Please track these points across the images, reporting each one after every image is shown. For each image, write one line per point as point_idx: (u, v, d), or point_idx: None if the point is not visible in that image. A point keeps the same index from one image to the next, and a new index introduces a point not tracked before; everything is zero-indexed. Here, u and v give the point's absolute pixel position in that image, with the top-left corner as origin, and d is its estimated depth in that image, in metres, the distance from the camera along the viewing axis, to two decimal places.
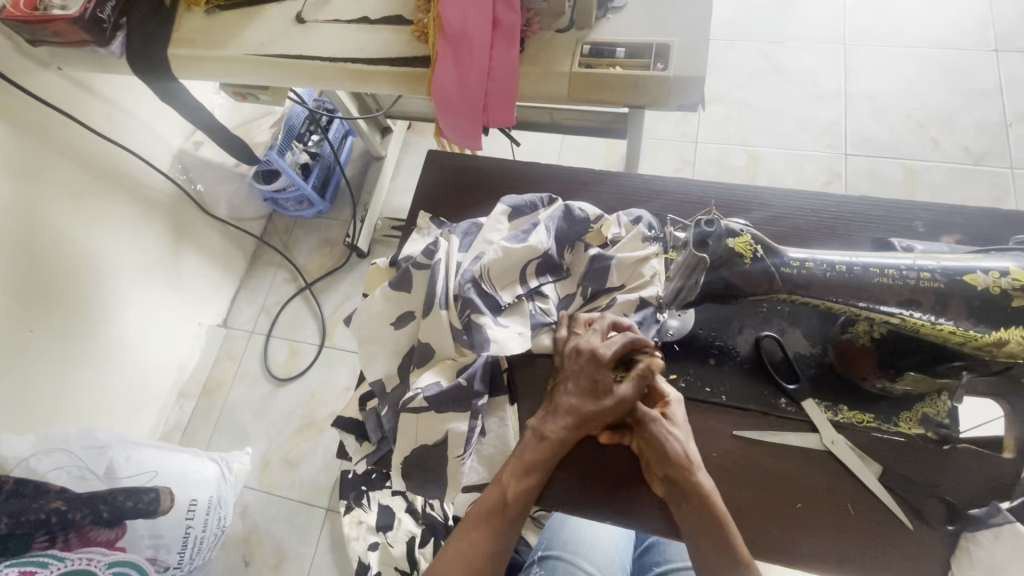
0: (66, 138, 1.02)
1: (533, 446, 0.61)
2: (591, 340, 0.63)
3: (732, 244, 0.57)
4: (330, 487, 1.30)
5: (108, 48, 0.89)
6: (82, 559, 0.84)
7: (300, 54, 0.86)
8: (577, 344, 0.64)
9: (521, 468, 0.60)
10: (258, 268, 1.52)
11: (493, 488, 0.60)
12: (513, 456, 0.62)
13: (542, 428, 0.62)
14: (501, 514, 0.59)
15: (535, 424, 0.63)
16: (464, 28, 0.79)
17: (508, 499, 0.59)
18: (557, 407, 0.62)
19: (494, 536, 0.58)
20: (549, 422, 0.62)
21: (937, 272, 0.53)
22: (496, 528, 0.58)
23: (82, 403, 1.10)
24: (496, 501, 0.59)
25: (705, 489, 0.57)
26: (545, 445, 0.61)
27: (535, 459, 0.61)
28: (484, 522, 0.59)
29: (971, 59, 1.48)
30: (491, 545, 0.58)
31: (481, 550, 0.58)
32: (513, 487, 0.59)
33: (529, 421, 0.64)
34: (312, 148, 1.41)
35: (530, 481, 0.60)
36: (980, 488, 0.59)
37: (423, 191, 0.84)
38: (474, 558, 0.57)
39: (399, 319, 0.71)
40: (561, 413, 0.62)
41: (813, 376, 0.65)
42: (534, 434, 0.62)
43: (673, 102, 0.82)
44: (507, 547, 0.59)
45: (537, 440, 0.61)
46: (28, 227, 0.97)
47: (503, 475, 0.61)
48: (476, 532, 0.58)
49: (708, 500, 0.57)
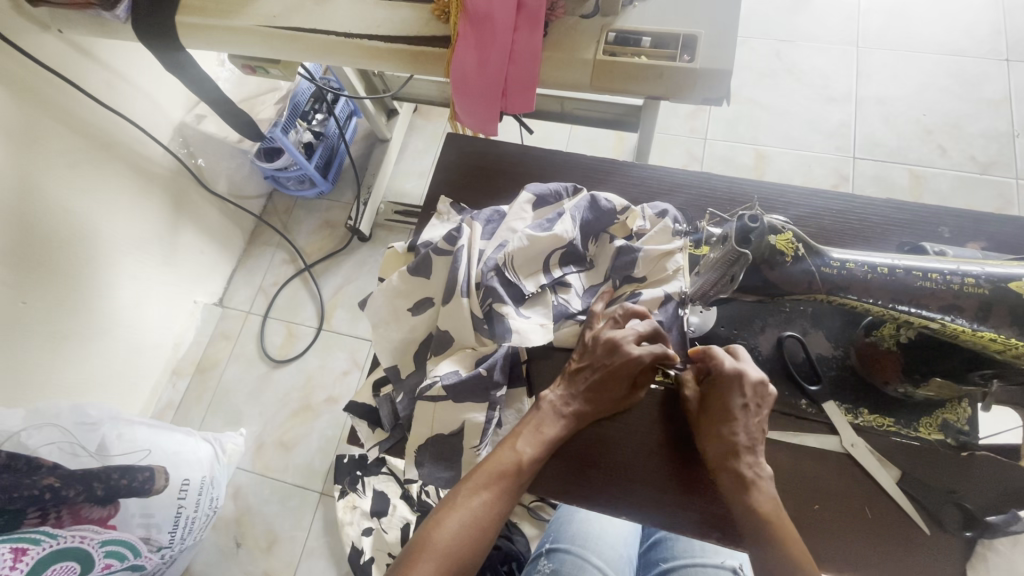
0: (62, 104, 0.98)
1: (551, 421, 0.62)
2: (628, 339, 0.62)
3: (774, 241, 0.55)
4: (324, 472, 1.28)
5: (113, 12, 0.85)
6: (74, 537, 0.83)
7: (313, 27, 0.83)
8: (610, 337, 0.62)
9: (539, 441, 0.60)
10: (256, 248, 1.50)
11: (506, 451, 0.59)
12: (527, 422, 0.62)
13: (562, 407, 0.63)
14: (512, 479, 0.58)
15: (555, 402, 0.63)
16: (488, 8, 0.76)
17: (522, 467, 0.58)
18: (577, 390, 0.63)
19: (497, 501, 0.57)
20: (571, 402, 0.63)
21: (982, 277, 0.53)
22: (503, 492, 0.57)
23: (72, 379, 1.07)
24: (510, 466, 0.58)
25: (727, 485, 0.59)
26: (562, 423, 0.62)
27: (552, 434, 0.61)
28: (493, 484, 0.57)
29: (980, 68, 1.48)
30: (495, 511, 0.57)
31: (485, 512, 0.56)
32: (528, 456, 0.59)
33: (546, 394, 0.64)
34: (316, 127, 1.38)
35: (545, 453, 0.60)
36: (1000, 495, 0.60)
37: (442, 174, 0.82)
38: (476, 520, 0.56)
39: (416, 306, 0.70)
40: (580, 399, 0.63)
41: (834, 377, 0.65)
42: (551, 409, 0.62)
43: (697, 96, 0.80)
44: (505, 516, 0.57)
45: (555, 416, 0.62)
46: (24, 197, 0.93)
47: (519, 441, 0.60)
48: (483, 494, 0.57)
49: (756, 515, 0.56)
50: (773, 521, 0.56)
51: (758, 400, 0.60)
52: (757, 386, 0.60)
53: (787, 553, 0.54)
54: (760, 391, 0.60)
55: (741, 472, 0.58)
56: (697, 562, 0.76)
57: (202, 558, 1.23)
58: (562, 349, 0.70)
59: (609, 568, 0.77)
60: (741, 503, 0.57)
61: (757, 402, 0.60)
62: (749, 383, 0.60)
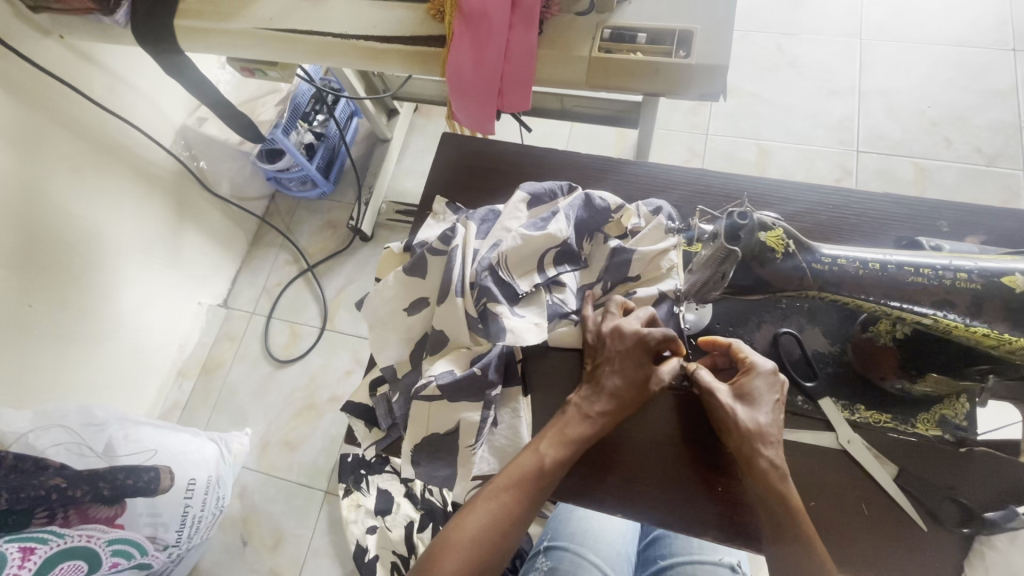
0: (65, 109, 0.99)
1: (576, 422, 0.61)
2: (633, 324, 0.63)
3: (764, 237, 0.55)
4: (329, 470, 1.29)
5: (112, 17, 0.86)
6: (81, 537, 0.85)
7: (310, 29, 0.83)
8: (618, 325, 0.63)
9: (561, 442, 0.59)
10: (259, 249, 1.50)
11: (528, 455, 0.59)
12: (551, 426, 0.61)
13: (587, 407, 0.61)
14: (534, 481, 0.57)
15: (578, 402, 0.62)
16: (483, 7, 0.76)
17: (544, 468, 0.58)
18: (599, 387, 0.62)
19: (518, 503, 0.57)
20: (595, 402, 0.61)
21: (975, 273, 0.53)
22: (525, 495, 0.57)
23: (79, 380, 1.09)
24: (531, 469, 0.58)
25: (766, 475, 0.57)
26: (587, 423, 0.60)
27: (576, 434, 0.60)
28: (514, 487, 0.57)
29: (986, 59, 1.46)
30: (515, 513, 0.56)
31: (506, 516, 0.56)
32: (550, 458, 0.58)
33: (571, 396, 0.63)
34: (317, 128, 1.38)
35: (567, 453, 0.59)
36: (998, 491, 0.59)
37: (438, 174, 0.82)
38: (497, 522, 0.56)
39: (412, 306, 0.70)
40: (604, 397, 0.61)
41: (831, 374, 0.65)
42: (576, 411, 0.61)
43: (693, 91, 0.79)
44: (526, 519, 0.57)
45: (580, 417, 0.61)
46: (28, 203, 0.94)
47: (540, 444, 0.59)
48: (502, 496, 0.57)
49: (789, 514, 0.55)
50: (799, 518, 0.55)
51: (782, 394, 0.61)
52: (776, 379, 0.61)
53: (813, 554, 0.54)
54: (778, 383, 0.61)
55: (774, 461, 0.57)
56: (694, 559, 0.76)
57: (209, 556, 1.25)
58: (557, 349, 0.70)
59: (607, 566, 0.78)
60: (778, 493, 0.56)
61: (780, 397, 0.60)
62: (770, 377, 0.60)
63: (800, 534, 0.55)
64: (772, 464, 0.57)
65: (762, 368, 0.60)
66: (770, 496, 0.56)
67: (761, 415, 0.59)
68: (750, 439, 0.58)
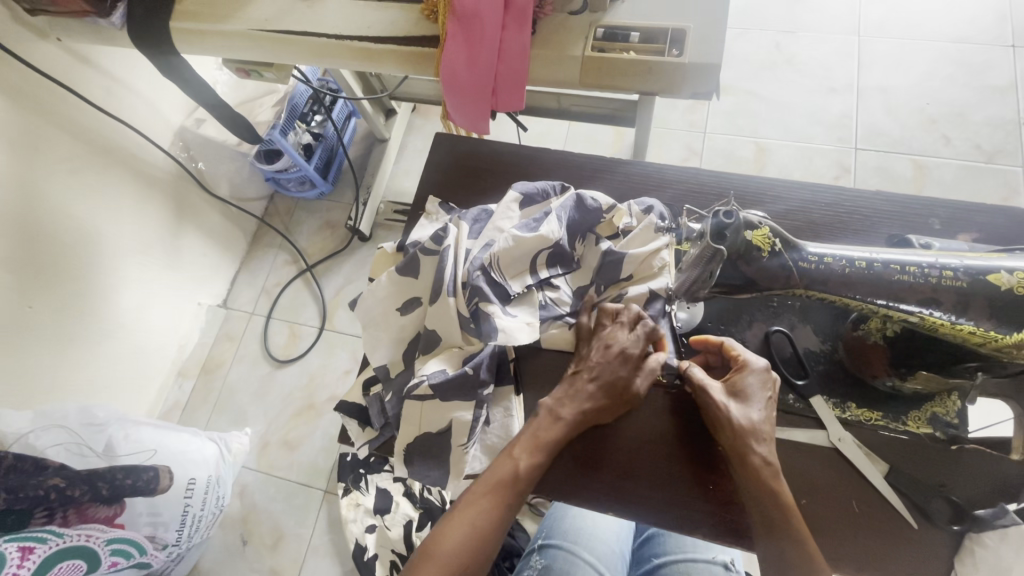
0: (63, 111, 1.00)
1: (547, 426, 0.61)
2: (616, 331, 0.64)
3: (749, 236, 0.55)
4: (328, 470, 1.29)
5: (108, 19, 0.86)
6: (80, 536, 0.85)
7: (305, 30, 0.84)
8: (608, 340, 0.63)
9: (535, 449, 0.59)
10: (258, 250, 1.51)
11: (504, 460, 0.59)
12: (525, 432, 0.61)
13: (558, 410, 0.61)
14: (510, 487, 0.58)
15: (550, 404, 0.62)
16: (475, 8, 0.76)
17: (519, 474, 0.58)
18: (576, 390, 0.62)
19: (497, 508, 0.57)
20: (565, 406, 0.61)
21: (960, 271, 0.53)
22: (503, 500, 0.57)
23: (80, 381, 1.09)
24: (507, 475, 0.58)
25: (757, 470, 0.57)
26: (557, 425, 0.61)
27: (547, 439, 0.60)
28: (491, 492, 0.57)
29: (986, 55, 1.45)
30: (494, 520, 0.57)
31: (486, 522, 0.56)
32: (524, 462, 0.58)
33: (542, 399, 0.63)
34: (315, 129, 1.39)
35: (541, 458, 0.59)
36: (988, 490, 0.59)
37: (432, 174, 0.82)
38: (476, 530, 0.56)
39: (405, 306, 0.70)
40: (580, 400, 0.62)
41: (823, 372, 0.65)
42: (548, 415, 0.61)
43: (686, 90, 0.79)
44: (507, 524, 0.58)
45: (551, 421, 0.61)
46: (27, 205, 0.95)
47: (515, 450, 0.60)
48: (483, 501, 0.57)
49: (779, 509, 0.55)
50: (790, 514, 0.55)
51: (773, 391, 0.61)
52: (768, 376, 0.61)
53: (802, 551, 0.54)
54: (771, 380, 0.61)
55: (767, 457, 0.57)
56: (688, 557, 0.76)
57: (209, 555, 1.25)
58: (550, 349, 0.70)
59: (600, 564, 0.78)
60: (769, 489, 0.56)
61: (772, 394, 0.60)
62: (764, 374, 0.60)
63: (790, 530, 0.55)
64: (764, 460, 0.57)
65: (756, 366, 0.60)
66: (760, 490, 0.56)
67: (755, 411, 0.59)
68: (744, 435, 0.58)
